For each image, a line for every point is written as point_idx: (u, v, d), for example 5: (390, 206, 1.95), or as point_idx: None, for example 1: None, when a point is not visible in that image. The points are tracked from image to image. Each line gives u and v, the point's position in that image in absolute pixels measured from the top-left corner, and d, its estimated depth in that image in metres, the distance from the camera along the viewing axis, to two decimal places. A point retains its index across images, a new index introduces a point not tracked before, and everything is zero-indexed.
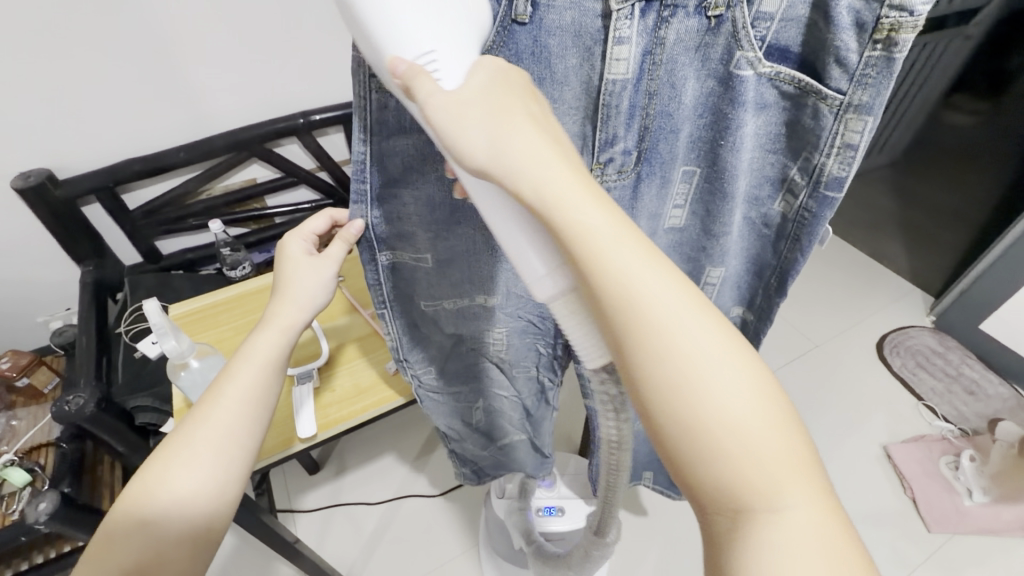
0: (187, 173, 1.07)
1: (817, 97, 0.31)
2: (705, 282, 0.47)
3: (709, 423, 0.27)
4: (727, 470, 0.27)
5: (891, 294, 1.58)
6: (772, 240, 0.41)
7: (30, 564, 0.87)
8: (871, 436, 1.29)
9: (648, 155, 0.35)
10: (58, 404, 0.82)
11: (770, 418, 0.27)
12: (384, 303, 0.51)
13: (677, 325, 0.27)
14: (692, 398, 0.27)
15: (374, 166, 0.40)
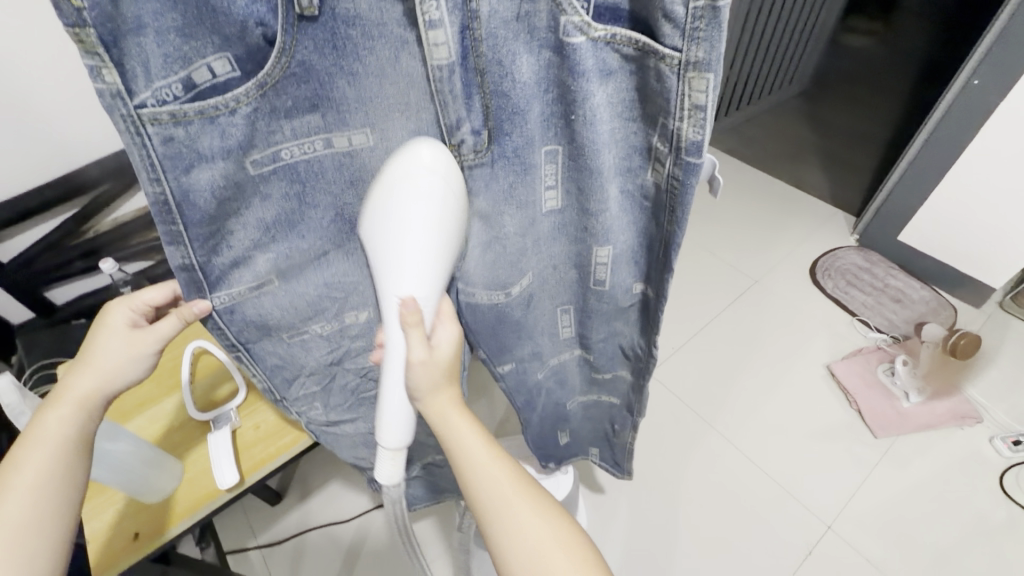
0: (63, 214, 0.94)
1: (655, 57, 0.28)
2: (596, 262, 0.45)
3: (519, 546, 0.41)
4: None
5: (815, 219, 1.62)
6: (652, 212, 0.38)
7: None
8: (813, 359, 1.35)
9: (497, 136, 0.34)
10: None
11: (561, 535, 0.41)
12: (238, 346, 0.46)
13: (502, 496, 0.42)
14: (523, 534, 0.41)
15: (181, 207, 0.34)
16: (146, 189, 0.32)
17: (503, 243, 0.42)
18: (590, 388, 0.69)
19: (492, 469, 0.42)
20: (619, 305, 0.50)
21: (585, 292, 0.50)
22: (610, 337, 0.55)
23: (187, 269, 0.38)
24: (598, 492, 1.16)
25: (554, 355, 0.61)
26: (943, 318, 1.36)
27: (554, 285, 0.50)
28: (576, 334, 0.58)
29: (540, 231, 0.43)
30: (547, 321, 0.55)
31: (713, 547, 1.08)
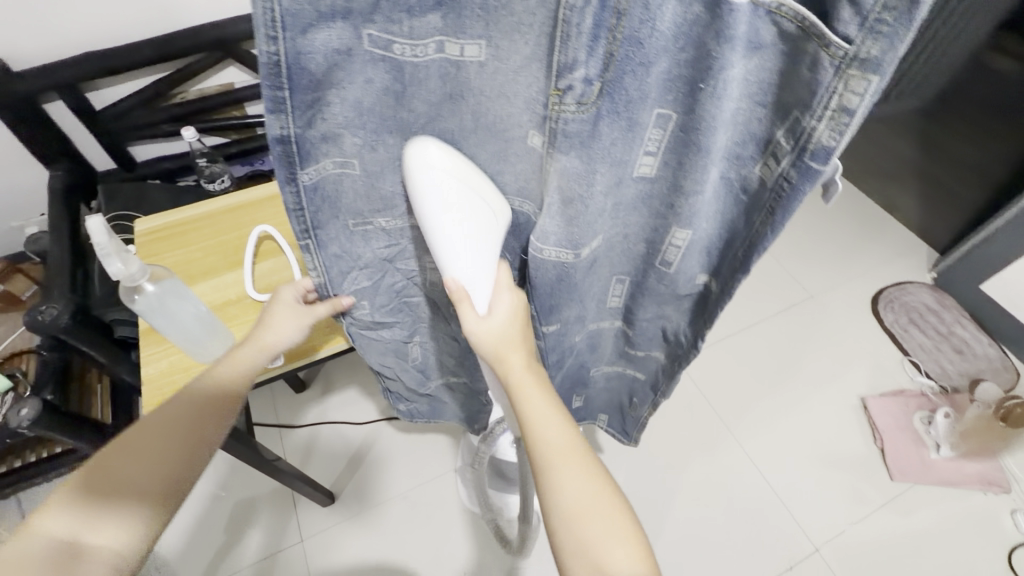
0: (156, 74, 0.98)
1: (819, 42, 0.26)
2: (670, 243, 0.44)
3: (573, 509, 0.43)
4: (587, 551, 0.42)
5: (893, 247, 1.52)
6: (746, 207, 0.38)
7: (24, 461, 0.98)
8: (849, 386, 1.30)
9: (615, 88, 0.31)
10: (31, 313, 0.82)
11: (610, 506, 0.43)
12: (307, 230, 0.45)
13: (559, 455, 0.44)
14: (581, 506, 0.43)
15: (291, 71, 0.31)
16: (260, 47, 0.30)
17: (577, 206, 0.39)
18: (619, 359, 0.69)
19: (554, 429, 0.45)
20: (677, 291, 0.50)
21: (644, 266, 0.49)
22: (655, 319, 0.56)
23: (283, 145, 0.36)
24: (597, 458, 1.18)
25: (595, 321, 0.59)
26: (1002, 380, 1.27)
27: (619, 255, 0.49)
28: (623, 305, 0.57)
29: (623, 198, 0.41)
30: (600, 287, 0.53)
31: (694, 539, 1.10)
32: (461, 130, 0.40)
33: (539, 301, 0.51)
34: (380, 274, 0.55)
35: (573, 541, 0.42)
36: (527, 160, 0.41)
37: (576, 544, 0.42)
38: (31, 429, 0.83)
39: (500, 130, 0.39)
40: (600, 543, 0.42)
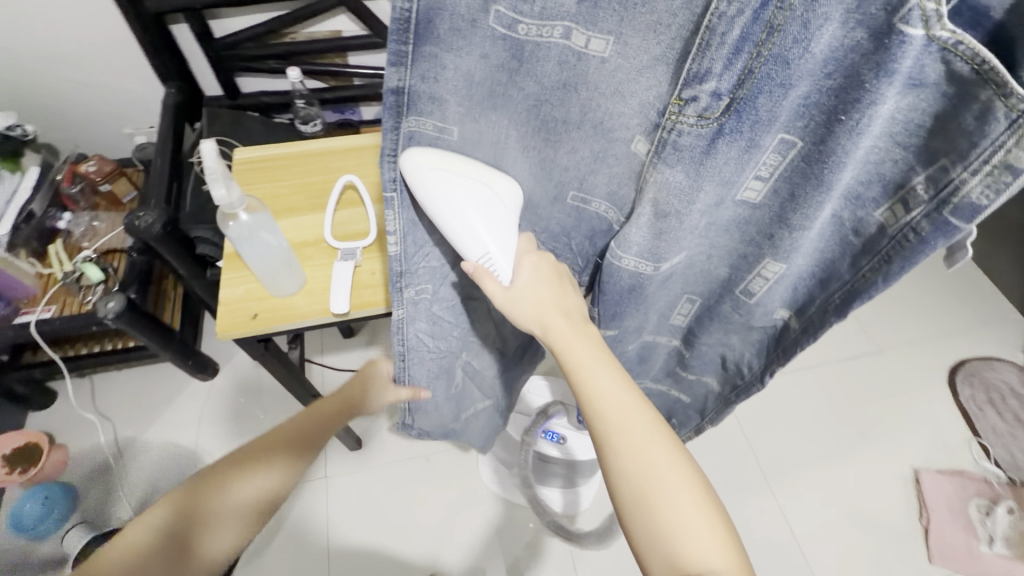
0: (273, 12, 1.03)
1: (998, 90, 0.24)
2: (758, 274, 0.42)
3: (642, 489, 0.39)
4: (666, 538, 0.38)
5: (987, 317, 1.38)
6: (852, 253, 0.36)
7: (101, 348, 1.08)
8: (903, 453, 1.20)
9: (744, 104, 0.29)
10: (131, 217, 0.89)
11: (689, 489, 0.39)
12: (396, 184, 0.38)
13: (625, 426, 0.41)
14: (656, 486, 0.39)
15: (419, 29, 0.30)
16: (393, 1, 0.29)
17: (668, 222, 0.37)
18: (668, 379, 0.66)
19: (616, 398, 0.42)
20: (750, 322, 0.48)
21: (721, 292, 0.47)
22: (717, 345, 0.53)
23: (396, 96, 0.33)
24: None
25: (653, 332, 0.56)
26: None
27: (695, 276, 0.46)
28: (686, 325, 0.54)
29: (718, 219, 0.38)
30: (667, 303, 0.51)
31: None
32: (564, 121, 0.38)
33: (604, 302, 0.48)
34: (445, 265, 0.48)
35: (647, 527, 0.39)
36: (626, 163, 0.40)
37: (652, 532, 0.39)
38: (114, 321, 0.92)
39: (606, 130, 0.38)
40: (680, 528, 0.38)
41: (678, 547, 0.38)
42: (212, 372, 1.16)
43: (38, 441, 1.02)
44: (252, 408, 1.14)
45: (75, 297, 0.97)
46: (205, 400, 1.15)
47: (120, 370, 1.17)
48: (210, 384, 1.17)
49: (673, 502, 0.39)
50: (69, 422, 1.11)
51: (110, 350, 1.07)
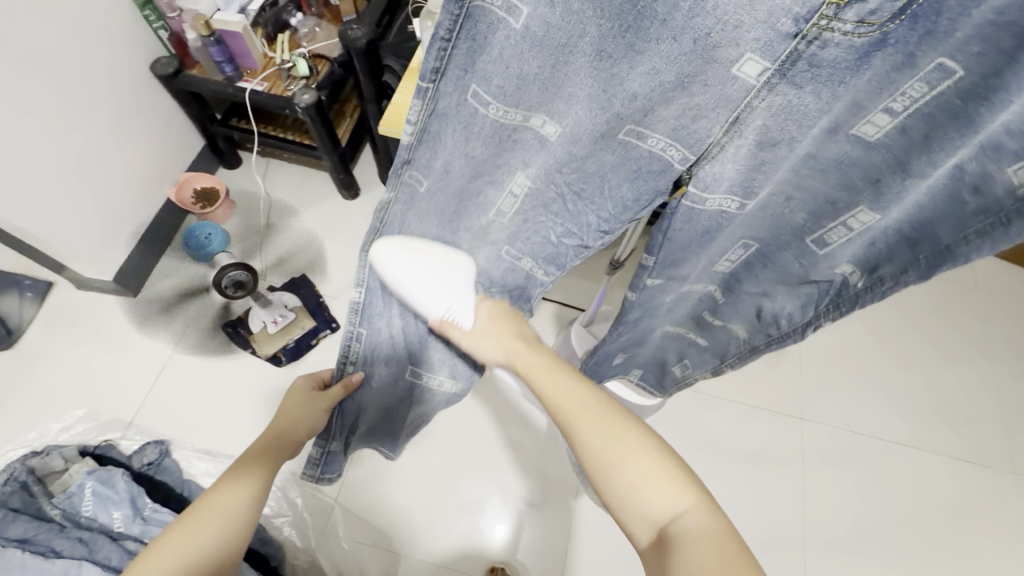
0: None
1: None
2: (840, 224, 0.48)
3: (605, 460, 0.46)
4: (635, 497, 0.45)
5: None
6: (962, 215, 0.41)
7: (285, 138, 1.25)
8: None
9: (919, 13, 0.32)
10: (346, 27, 1.01)
11: (646, 450, 0.46)
12: (436, 74, 0.37)
13: (579, 415, 0.48)
14: (619, 458, 0.46)
15: None
16: None
17: (775, 149, 0.42)
18: (687, 324, 0.72)
19: (571, 387, 0.51)
20: (808, 274, 0.55)
21: (790, 240, 0.53)
22: (757, 293, 0.61)
23: None
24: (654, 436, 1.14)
25: (691, 283, 0.63)
26: None
27: (762, 219, 0.52)
28: (729, 271, 0.61)
29: (822, 152, 0.43)
30: (722, 248, 0.57)
31: None
32: (661, 21, 0.34)
33: (675, 245, 0.53)
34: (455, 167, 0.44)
35: (619, 491, 0.45)
36: (718, 92, 0.38)
37: (625, 494, 0.45)
38: (302, 112, 1.08)
39: (712, 49, 0.35)
40: (645, 481, 0.45)
41: (645, 497, 0.44)
42: (355, 195, 1.33)
43: (218, 188, 1.27)
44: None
45: (281, 83, 1.12)
46: (339, 215, 1.31)
47: (289, 163, 1.37)
48: (347, 204, 1.33)
49: (630, 460, 0.46)
50: (241, 187, 1.34)
51: (291, 142, 1.24)
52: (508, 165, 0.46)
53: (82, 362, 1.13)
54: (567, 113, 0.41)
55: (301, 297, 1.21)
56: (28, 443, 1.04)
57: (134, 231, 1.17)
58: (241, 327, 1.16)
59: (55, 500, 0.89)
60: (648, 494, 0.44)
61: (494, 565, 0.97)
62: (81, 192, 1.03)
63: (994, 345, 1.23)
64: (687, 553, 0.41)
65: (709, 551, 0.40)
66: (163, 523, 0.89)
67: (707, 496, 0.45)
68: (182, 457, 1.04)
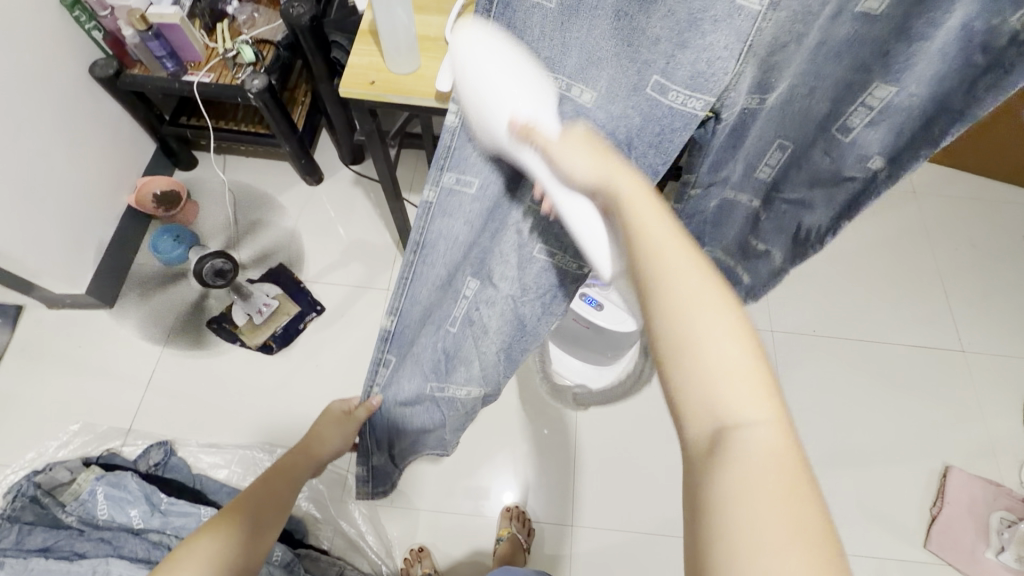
0: None
1: None
2: (861, 108, 0.51)
3: (679, 330, 0.31)
4: (704, 397, 0.29)
5: None
6: (975, 73, 0.44)
7: (239, 129, 1.24)
8: (940, 448, 1.14)
9: None
10: (286, 6, 1.00)
11: (738, 343, 0.30)
12: (469, 55, 0.38)
13: (663, 247, 0.33)
14: (691, 347, 0.30)
15: None
16: None
17: (786, 47, 0.44)
18: (733, 252, 0.75)
19: (659, 226, 0.34)
20: (841, 171, 0.58)
21: (816, 135, 0.56)
22: (797, 202, 0.64)
23: None
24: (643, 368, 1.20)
25: (736, 193, 0.64)
26: None
27: (787, 117, 0.55)
28: (769, 179, 0.63)
29: (831, 37, 0.46)
30: (759, 151, 0.59)
31: None
32: None
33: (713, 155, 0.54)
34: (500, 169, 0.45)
35: (689, 403, 0.30)
36: (727, 29, 0.36)
37: (693, 411, 0.30)
38: (256, 98, 1.07)
39: None
40: (723, 382, 0.29)
41: (718, 389, 0.29)
42: (319, 180, 1.33)
43: (179, 190, 1.23)
44: (339, 221, 1.30)
45: (229, 72, 1.11)
46: (306, 201, 1.32)
47: (246, 157, 1.36)
48: (313, 190, 1.33)
49: (713, 328, 0.30)
50: (201, 186, 1.32)
51: (246, 132, 1.23)
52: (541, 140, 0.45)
53: (69, 378, 1.12)
54: (598, 77, 0.40)
55: (282, 285, 1.22)
56: (29, 464, 1.04)
57: (99, 241, 1.16)
58: (226, 322, 1.17)
59: (70, 508, 0.90)
60: (724, 401, 0.29)
61: (509, 505, 1.03)
62: (39, 207, 1.02)
63: (932, 242, 1.34)
64: (742, 466, 0.27)
65: (769, 488, 0.26)
66: (182, 513, 0.91)
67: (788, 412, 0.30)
68: (189, 453, 1.06)
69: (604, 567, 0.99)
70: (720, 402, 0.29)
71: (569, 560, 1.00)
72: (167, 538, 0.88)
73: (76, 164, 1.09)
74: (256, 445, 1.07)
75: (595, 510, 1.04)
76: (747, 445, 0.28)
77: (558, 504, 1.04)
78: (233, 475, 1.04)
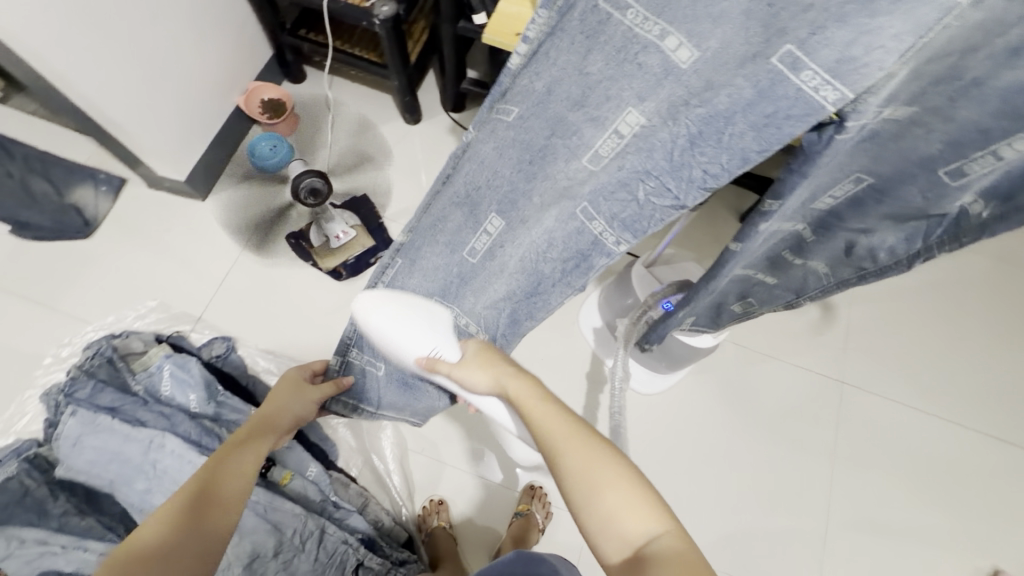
0: None
1: None
2: (981, 158, 0.43)
3: (585, 482, 0.50)
4: (611, 515, 0.48)
5: None
6: None
7: (353, 53, 1.23)
8: (993, 550, 1.06)
9: None
10: None
11: (625, 486, 0.49)
12: None
13: (557, 450, 0.52)
14: (592, 496, 0.49)
15: None
16: None
17: (947, 61, 0.37)
18: (761, 266, 0.66)
19: (554, 421, 0.54)
20: (929, 209, 0.51)
21: (917, 172, 0.47)
22: (857, 230, 0.57)
23: None
24: (698, 384, 1.15)
25: (783, 225, 0.55)
26: None
27: (887, 149, 0.46)
28: (829, 208, 0.55)
29: (992, 79, 0.38)
30: (831, 183, 0.51)
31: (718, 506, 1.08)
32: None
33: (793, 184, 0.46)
34: (548, 104, 0.48)
35: (604, 524, 0.48)
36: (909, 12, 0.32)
37: (608, 532, 0.48)
38: (381, 26, 1.06)
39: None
40: (612, 502, 0.48)
41: (614, 517, 0.48)
42: (417, 120, 1.32)
43: (284, 99, 1.26)
44: (427, 165, 1.29)
45: None
46: (400, 138, 1.32)
47: (352, 82, 1.35)
48: (409, 128, 1.32)
49: (601, 480, 0.49)
50: (304, 100, 1.34)
51: (360, 58, 1.23)
52: (619, 98, 0.45)
53: (154, 257, 1.19)
54: (710, 35, 0.40)
55: (363, 217, 1.23)
56: (108, 326, 1.12)
57: (206, 136, 1.19)
58: (303, 240, 1.20)
59: (138, 377, 0.96)
60: (621, 526, 0.48)
61: (534, 483, 1.03)
62: (161, 89, 1.05)
63: None
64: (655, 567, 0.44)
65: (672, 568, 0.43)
66: (234, 409, 0.96)
67: (671, 515, 0.48)
68: (248, 354, 1.11)
69: None
70: (621, 524, 0.48)
71: (578, 552, 1.00)
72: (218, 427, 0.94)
73: (201, 54, 1.11)
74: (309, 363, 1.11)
75: None
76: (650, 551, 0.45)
77: None
78: None
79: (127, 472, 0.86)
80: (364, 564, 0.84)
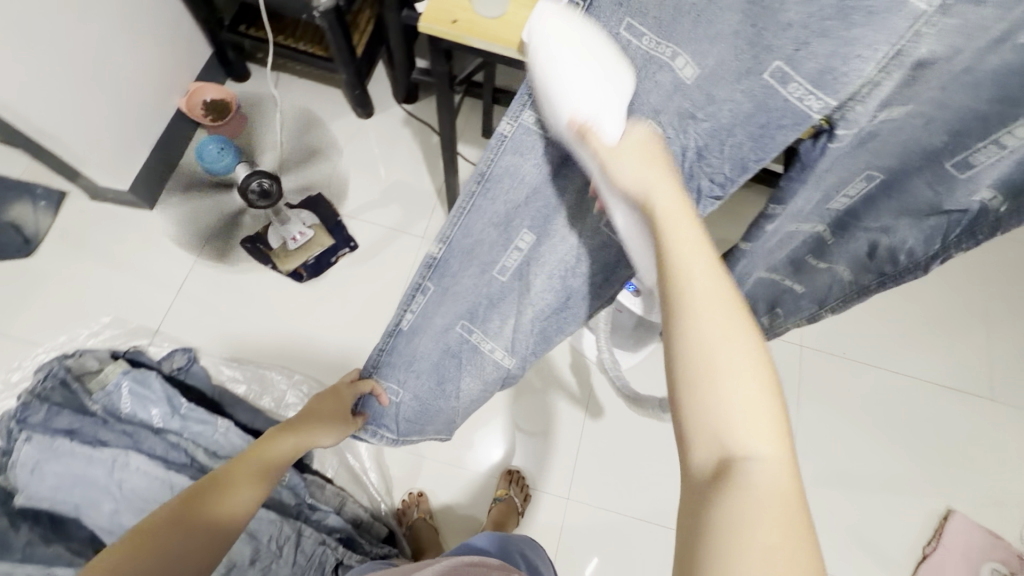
0: None
1: None
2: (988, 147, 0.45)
3: (706, 362, 0.34)
4: (726, 414, 0.33)
5: None
6: None
7: (296, 47, 1.20)
8: (947, 492, 1.12)
9: None
10: None
11: (753, 389, 0.33)
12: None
13: (694, 315, 0.35)
14: (708, 391, 0.33)
15: None
16: None
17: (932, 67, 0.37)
18: (784, 269, 0.70)
19: (698, 266, 0.36)
20: (942, 203, 0.52)
21: (925, 165, 0.49)
22: (876, 230, 0.59)
23: None
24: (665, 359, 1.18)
25: (798, 223, 0.58)
26: None
27: (895, 143, 0.47)
28: (845, 210, 0.57)
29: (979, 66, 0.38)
30: (844, 184, 0.52)
31: None
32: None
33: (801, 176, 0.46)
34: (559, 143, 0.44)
35: (717, 433, 0.33)
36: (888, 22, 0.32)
37: (716, 435, 0.33)
38: (321, 18, 1.04)
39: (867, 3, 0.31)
40: (728, 407, 0.33)
41: (732, 417, 0.33)
42: (369, 114, 1.29)
43: (228, 100, 1.23)
44: (384, 159, 1.27)
45: None
46: (353, 134, 1.29)
47: (299, 78, 1.32)
48: (362, 122, 1.30)
49: (731, 389, 0.33)
50: (250, 100, 1.30)
51: (303, 52, 1.19)
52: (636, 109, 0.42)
53: (103, 271, 1.14)
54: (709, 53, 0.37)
55: (320, 216, 1.21)
56: (60, 346, 1.08)
57: (147, 142, 1.15)
58: (260, 244, 1.17)
59: (96, 396, 0.93)
60: (740, 431, 0.33)
61: (511, 468, 1.04)
62: (93, 94, 1.00)
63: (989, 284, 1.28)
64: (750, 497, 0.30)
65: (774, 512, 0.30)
66: (199, 420, 0.94)
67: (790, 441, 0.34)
68: (211, 364, 1.08)
69: (593, 542, 1.02)
70: (729, 432, 0.33)
71: (559, 530, 1.02)
72: (185, 441, 0.92)
73: (134, 56, 1.06)
74: (275, 367, 1.10)
75: (594, 487, 1.05)
76: (756, 472, 0.31)
77: (558, 475, 1.06)
78: (250, 392, 1.06)
79: (92, 494, 0.85)
80: (344, 562, 0.84)
